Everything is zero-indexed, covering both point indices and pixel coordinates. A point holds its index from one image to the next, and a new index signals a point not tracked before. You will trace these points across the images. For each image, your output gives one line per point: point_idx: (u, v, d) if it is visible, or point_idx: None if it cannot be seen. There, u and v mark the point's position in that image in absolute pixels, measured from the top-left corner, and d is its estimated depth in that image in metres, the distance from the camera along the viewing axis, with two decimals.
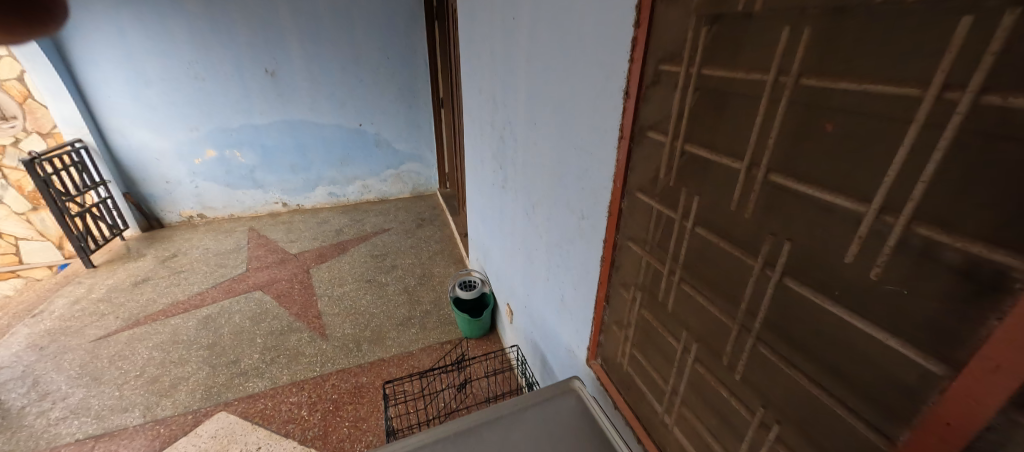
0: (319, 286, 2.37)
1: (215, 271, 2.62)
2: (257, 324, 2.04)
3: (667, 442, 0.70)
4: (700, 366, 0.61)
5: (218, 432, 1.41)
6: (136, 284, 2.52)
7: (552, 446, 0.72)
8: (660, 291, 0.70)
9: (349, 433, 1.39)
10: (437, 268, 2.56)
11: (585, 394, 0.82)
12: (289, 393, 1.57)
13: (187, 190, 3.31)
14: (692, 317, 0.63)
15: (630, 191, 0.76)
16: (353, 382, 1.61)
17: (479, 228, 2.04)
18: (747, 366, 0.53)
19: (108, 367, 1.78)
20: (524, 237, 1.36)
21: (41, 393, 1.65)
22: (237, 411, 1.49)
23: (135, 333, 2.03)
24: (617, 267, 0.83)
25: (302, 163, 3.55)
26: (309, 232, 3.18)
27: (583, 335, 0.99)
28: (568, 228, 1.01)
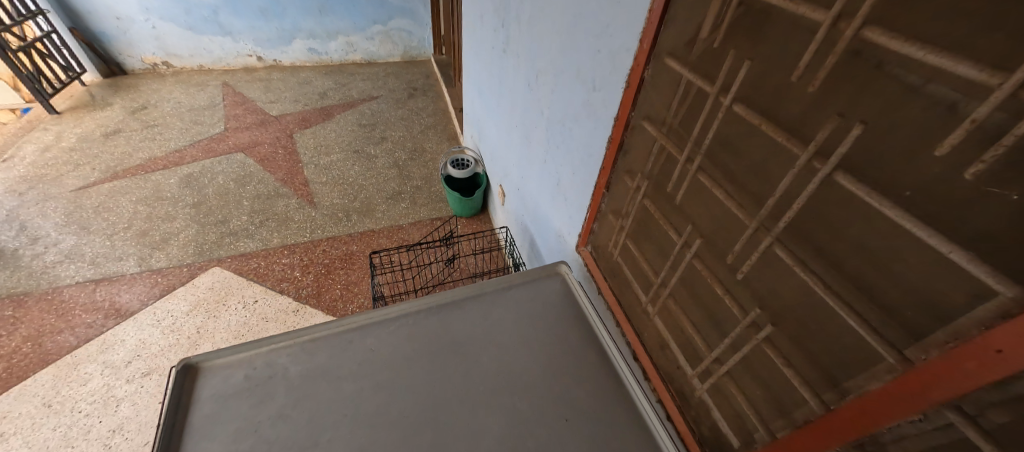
0: (304, 153, 2.25)
1: (191, 128, 2.44)
2: (242, 187, 1.98)
3: (646, 329, 0.71)
4: (698, 263, 0.58)
5: (215, 285, 1.47)
6: (107, 135, 2.35)
7: (532, 322, 0.73)
8: (670, 182, 0.62)
9: (341, 294, 1.47)
10: (429, 144, 2.41)
11: (570, 279, 0.81)
12: (280, 255, 1.61)
13: (143, 31, 2.86)
14: (701, 213, 0.56)
15: (657, 56, 0.60)
16: (343, 250, 1.64)
17: (475, 102, 1.84)
18: (753, 268, 0.48)
19: (94, 217, 1.76)
20: (523, 112, 1.21)
21: (31, 237, 1.67)
22: (230, 267, 1.54)
23: (115, 186, 1.97)
24: (625, 151, 0.73)
25: (273, 7, 3.02)
26: (290, 93, 2.89)
27: (576, 222, 0.94)
28: (574, 103, 0.87)
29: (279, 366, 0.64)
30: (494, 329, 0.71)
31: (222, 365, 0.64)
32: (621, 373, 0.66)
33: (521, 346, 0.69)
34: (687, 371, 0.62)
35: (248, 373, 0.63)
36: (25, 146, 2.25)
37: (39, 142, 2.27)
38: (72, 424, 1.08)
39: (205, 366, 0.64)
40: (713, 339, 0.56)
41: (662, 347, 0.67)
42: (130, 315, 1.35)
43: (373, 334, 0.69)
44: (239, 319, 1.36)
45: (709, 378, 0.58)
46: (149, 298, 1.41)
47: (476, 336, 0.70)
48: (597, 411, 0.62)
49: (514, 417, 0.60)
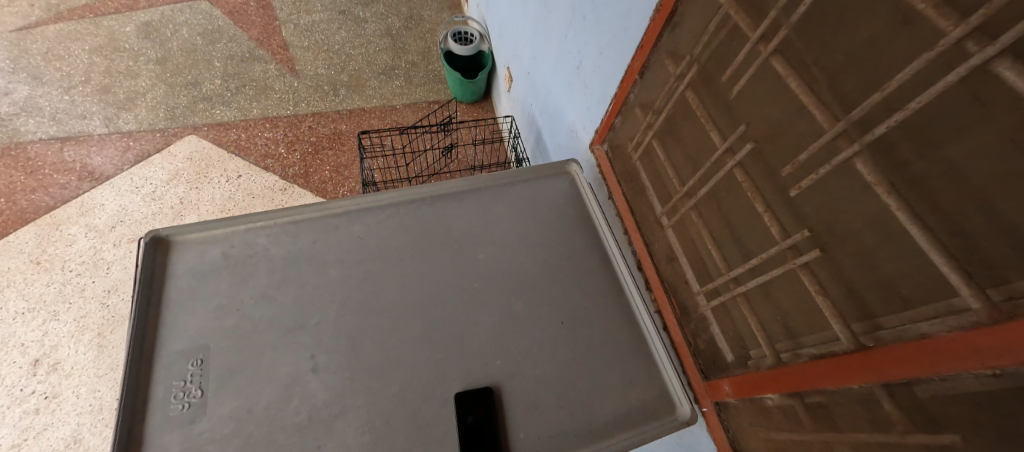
0: (281, 8, 1.91)
1: None
2: (211, 44, 1.72)
3: (656, 240, 0.66)
4: (738, 173, 0.48)
5: (193, 155, 1.37)
6: None
7: (534, 222, 0.67)
8: (727, 69, 0.49)
9: (331, 176, 1.38)
10: (428, 11, 2.05)
11: (580, 180, 0.72)
12: (262, 129, 1.47)
13: None
14: (760, 112, 0.44)
15: None
16: (332, 129, 1.50)
17: None
18: (813, 186, 0.39)
19: (44, 66, 1.55)
20: None
21: None
22: (208, 137, 1.41)
23: (62, 29, 1.69)
24: (674, 24, 0.56)
25: None
26: None
27: (594, 115, 0.81)
28: None
29: (259, 247, 0.59)
30: (493, 226, 0.66)
31: (196, 241, 0.59)
32: (623, 282, 0.63)
33: (520, 247, 0.64)
34: (693, 286, 0.59)
35: (226, 252, 0.59)
36: None
37: None
38: (66, 282, 1.09)
39: (177, 240, 0.59)
40: (733, 258, 0.51)
41: (671, 260, 0.63)
42: (106, 180, 1.28)
43: (360, 222, 0.63)
44: (223, 194, 1.30)
45: (718, 295, 0.54)
46: (124, 163, 1.32)
47: (473, 233, 0.64)
48: (593, 316, 0.60)
49: (507, 316, 0.58)
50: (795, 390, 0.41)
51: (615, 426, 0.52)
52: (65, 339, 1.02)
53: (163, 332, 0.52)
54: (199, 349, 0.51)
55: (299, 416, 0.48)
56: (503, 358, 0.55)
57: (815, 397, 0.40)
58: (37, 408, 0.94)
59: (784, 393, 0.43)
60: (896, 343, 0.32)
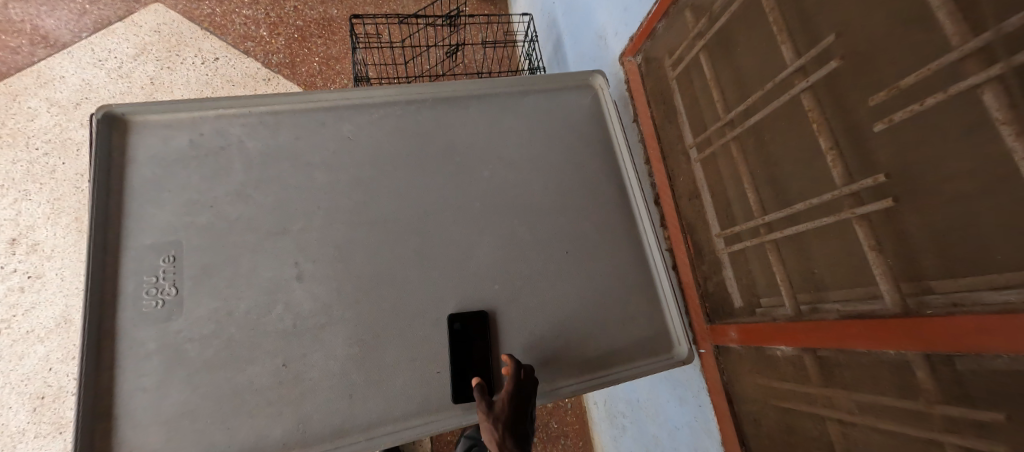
0: None
1: None
2: None
3: (680, 174, 0.59)
4: (803, 99, 0.39)
5: (162, 28, 1.19)
6: None
7: (548, 140, 0.59)
8: None
9: (321, 70, 1.23)
10: None
11: (604, 96, 0.63)
12: (240, 3, 1.27)
13: None
14: (857, 18, 0.34)
15: None
16: (321, 12, 1.30)
17: None
18: (903, 122, 0.31)
19: None
20: None
21: None
22: (177, 8, 1.22)
23: None
24: None
25: None
26: None
27: (630, 19, 0.68)
28: None
29: (232, 138, 0.52)
30: (500, 140, 0.58)
31: (158, 123, 0.51)
32: (637, 217, 0.58)
33: (531, 167, 0.57)
34: (712, 228, 0.53)
35: (194, 140, 0.51)
36: None
37: None
38: (33, 161, 1.01)
39: (135, 120, 0.51)
40: (770, 201, 0.45)
41: (693, 197, 0.57)
42: (63, 48, 1.12)
43: (348, 120, 0.55)
44: (199, 78, 1.16)
45: (740, 240, 0.50)
46: (81, 30, 1.15)
47: (478, 146, 0.57)
48: (599, 249, 0.55)
49: (509, 242, 0.53)
50: (808, 346, 0.39)
51: (609, 358, 0.51)
52: (42, 220, 0.98)
53: (128, 222, 0.47)
54: (170, 244, 0.47)
55: (283, 323, 0.46)
56: (501, 284, 0.51)
57: (831, 355, 0.37)
58: (22, 286, 0.94)
59: (796, 347, 0.41)
60: (944, 315, 0.28)
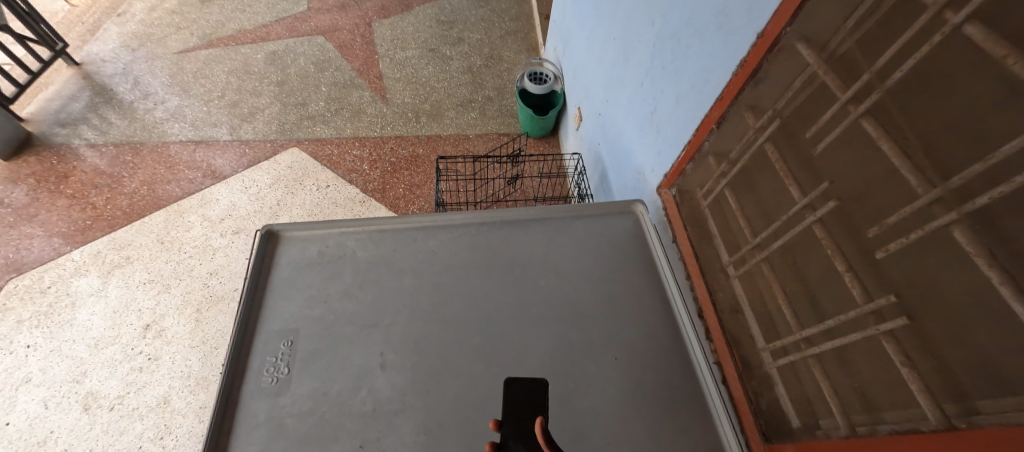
0: (381, 45, 2.19)
1: (277, 3, 2.43)
2: (322, 72, 2.01)
3: (720, 290, 0.65)
4: (818, 230, 0.46)
5: (293, 164, 1.58)
6: (203, 1, 2.41)
7: (595, 256, 0.69)
8: (812, 127, 0.49)
9: (405, 193, 1.51)
10: (507, 52, 2.27)
11: (645, 220, 0.74)
12: (352, 146, 1.66)
13: None
14: (844, 171, 0.44)
15: None
16: (410, 151, 1.66)
17: (570, 8, 1.65)
18: (903, 250, 0.37)
19: (194, 82, 1.96)
20: (627, 20, 1.06)
21: (144, 93, 1.91)
22: (307, 150, 1.63)
23: (212, 55, 2.10)
24: (756, 81, 0.59)
25: None
26: None
27: (665, 159, 0.84)
28: (701, 12, 0.72)
29: (348, 249, 0.67)
30: (554, 255, 0.69)
31: (300, 237, 0.69)
32: (682, 328, 0.62)
33: (581, 278, 0.66)
34: (758, 342, 0.56)
35: (321, 250, 0.67)
36: (136, 3, 2.38)
37: (147, 1, 2.39)
38: (180, 261, 1.28)
39: (286, 235, 0.69)
40: (806, 316, 0.49)
41: (735, 311, 0.61)
42: (223, 179, 1.51)
43: (435, 237, 0.70)
44: (312, 200, 1.47)
45: (785, 353, 0.52)
46: (239, 166, 1.56)
47: (537, 259, 0.68)
48: (646, 357, 0.59)
49: (564, 343, 0.59)
50: None
51: None
52: (172, 310, 1.19)
53: (264, 311, 0.60)
54: (290, 331, 0.58)
55: (365, 407, 0.53)
56: (556, 385, 0.56)
57: None
58: (141, 366, 1.10)
59: None
60: (987, 428, 0.29)
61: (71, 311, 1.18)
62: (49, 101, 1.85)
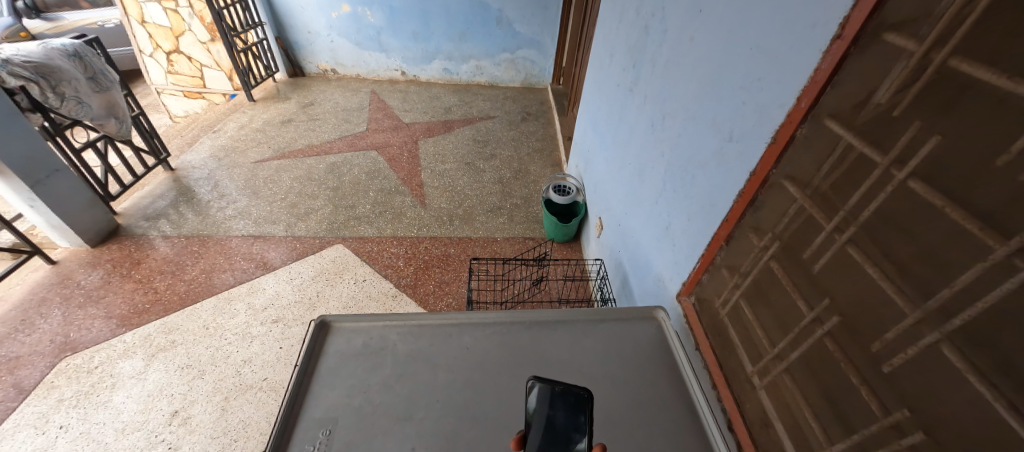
0: (425, 159, 2.55)
1: (342, 124, 2.93)
2: (371, 179, 2.32)
3: (747, 401, 0.65)
4: (828, 343, 0.51)
5: (336, 259, 1.73)
6: (283, 123, 2.94)
7: (620, 360, 0.72)
8: (807, 248, 0.58)
9: (435, 290, 1.61)
10: (533, 166, 2.58)
11: (667, 327, 0.78)
12: (390, 244, 1.83)
13: (324, 43, 3.50)
14: (839, 289, 0.51)
15: (815, 116, 0.59)
16: (442, 250, 1.80)
17: (589, 135, 1.94)
18: (905, 365, 0.41)
19: (264, 186, 2.28)
20: (642, 150, 1.25)
21: (219, 194, 2.23)
22: (350, 247, 1.80)
23: (282, 164, 2.48)
24: (755, 207, 0.70)
25: (424, 32, 3.43)
26: (422, 104, 3.29)
27: (681, 269, 0.91)
28: (702, 151, 0.88)
29: (389, 342, 0.73)
30: (581, 357, 0.72)
31: (347, 329, 0.76)
32: (713, 441, 0.61)
33: (607, 381, 0.68)
34: None
35: (366, 342, 0.73)
36: (229, 123, 2.91)
37: (239, 122, 2.92)
38: (219, 346, 1.35)
39: (335, 325, 0.76)
40: (834, 431, 0.49)
41: (766, 425, 0.61)
42: (272, 270, 1.66)
43: (469, 334, 0.75)
44: (348, 292, 1.57)
45: None
46: (288, 258, 1.72)
47: (565, 359, 0.71)
48: None
49: None
50: None
51: None
52: (202, 396, 1.22)
53: (308, 399, 0.64)
54: (329, 421, 0.62)
55: None
56: None
57: None
58: None
59: None
60: None
61: (109, 393, 1.22)
62: (141, 199, 2.18)
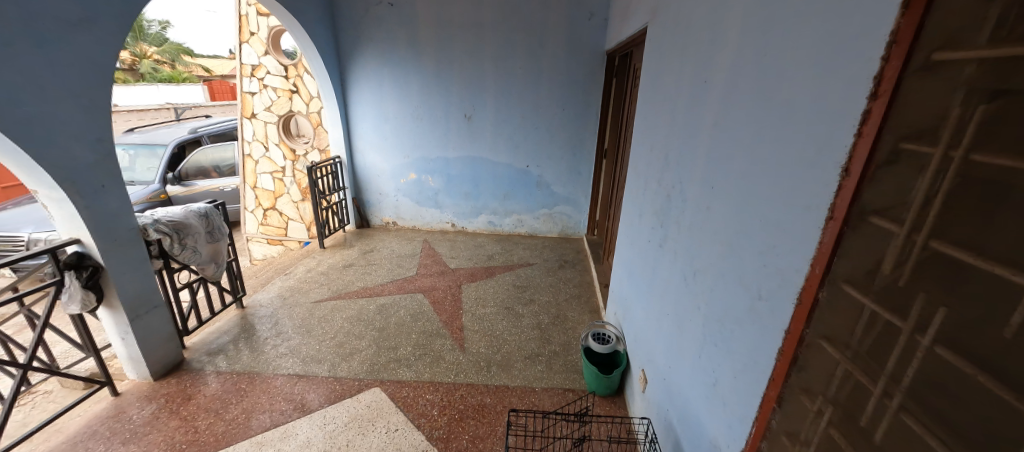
0: (466, 302, 2.69)
1: (396, 269, 3.25)
2: (416, 320, 2.45)
3: None
4: None
5: (373, 403, 1.72)
6: (344, 267, 3.31)
7: None
8: (864, 414, 0.58)
9: (467, 446, 1.52)
10: (571, 312, 2.62)
11: None
12: (425, 390, 1.81)
13: (390, 202, 4.19)
14: None
15: (832, 280, 0.66)
16: (478, 400, 1.76)
17: (626, 283, 2.03)
18: None
19: (317, 324, 2.46)
20: (677, 301, 1.32)
21: (277, 331, 2.41)
22: (388, 391, 1.80)
23: (338, 304, 2.70)
24: (799, 366, 0.71)
25: (474, 193, 4.05)
26: (467, 252, 3.64)
27: (737, 434, 0.86)
28: (735, 307, 0.93)
29: None
30: None
31: None
32: None
33: None
34: None
35: None
36: (300, 266, 3.32)
37: (308, 265, 3.33)
38: None
39: None
40: None
41: None
42: (309, 413, 1.66)
43: None
44: (379, 443, 1.50)
45: None
46: (326, 401, 1.73)
47: None
48: None
49: None
50: None
51: None
52: None
53: None
54: None
55: None
56: None
57: None
58: None
59: None
60: None
61: None
62: (208, 334, 2.39)
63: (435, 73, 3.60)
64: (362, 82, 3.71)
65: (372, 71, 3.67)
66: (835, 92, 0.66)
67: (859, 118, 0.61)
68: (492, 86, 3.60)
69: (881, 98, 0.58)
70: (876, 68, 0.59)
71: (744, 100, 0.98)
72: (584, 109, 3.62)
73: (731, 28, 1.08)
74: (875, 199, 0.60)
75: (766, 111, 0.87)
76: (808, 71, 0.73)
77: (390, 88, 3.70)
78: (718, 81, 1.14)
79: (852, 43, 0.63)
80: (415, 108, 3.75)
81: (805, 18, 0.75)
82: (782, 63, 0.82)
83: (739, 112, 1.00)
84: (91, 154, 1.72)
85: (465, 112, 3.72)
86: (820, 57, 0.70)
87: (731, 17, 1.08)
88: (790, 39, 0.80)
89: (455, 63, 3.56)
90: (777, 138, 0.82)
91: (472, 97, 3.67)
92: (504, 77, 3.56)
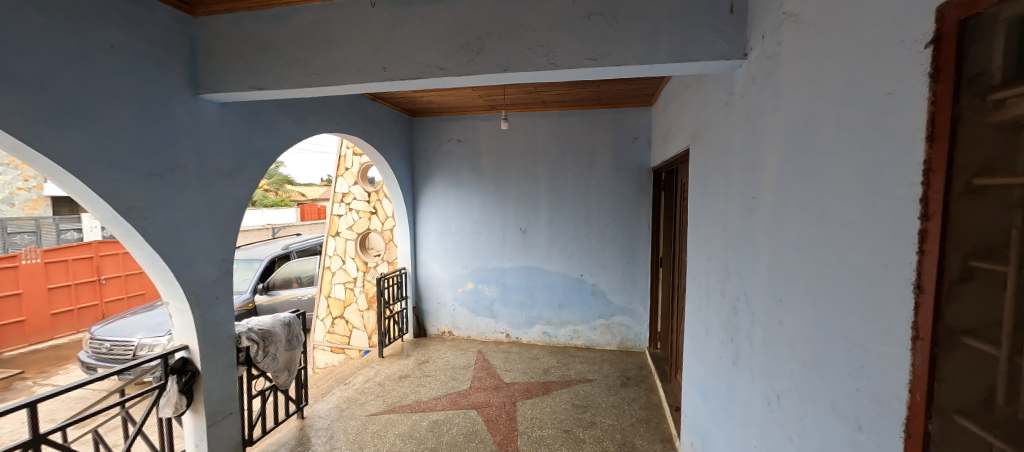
0: (522, 423, 2.52)
1: (449, 381, 3.20)
2: (468, 441, 2.35)
3: None
4: None
5: None
6: (401, 377, 3.33)
7: None
8: None
9: None
10: (638, 441, 2.33)
11: None
12: None
13: (447, 311, 4.33)
14: None
15: (939, 410, 0.60)
16: None
17: (700, 406, 1.83)
18: None
19: (369, 440, 2.41)
20: (764, 429, 1.18)
21: (329, 445, 2.39)
22: None
23: (391, 417, 2.66)
24: None
25: (528, 301, 4.10)
26: (521, 365, 3.51)
27: None
28: (835, 439, 0.83)
29: None
30: None
31: None
32: None
33: None
34: None
35: None
36: (359, 375, 3.39)
37: (366, 375, 3.39)
38: None
39: None
40: None
41: None
42: None
43: None
44: None
45: None
46: None
47: None
48: None
49: None
50: None
51: None
52: None
53: None
54: None
55: None
56: None
57: None
58: None
59: None
60: None
61: None
62: (268, 445, 2.42)
63: (494, 193, 4.06)
64: (430, 203, 4.27)
65: (440, 193, 4.23)
66: (886, 213, 0.70)
67: (918, 236, 0.62)
68: (545, 202, 3.94)
69: (933, 219, 0.60)
70: (921, 192, 0.62)
71: (797, 217, 1.03)
72: (635, 219, 3.74)
73: (771, 153, 1.19)
74: (960, 318, 0.58)
75: (822, 226, 0.91)
76: (855, 193, 0.80)
77: (454, 206, 4.20)
78: (768, 198, 1.22)
79: (891, 171, 0.69)
80: (475, 223, 4.14)
81: (842, 147, 0.84)
82: (828, 184, 0.89)
83: (795, 228, 1.04)
84: (216, 270, 2.09)
85: (521, 226, 4.03)
86: (864, 183, 0.77)
87: (769, 145, 1.20)
88: (832, 167, 0.88)
89: (512, 183, 4.01)
90: (839, 253, 0.84)
91: (527, 213, 4.00)
92: (556, 194, 3.91)
